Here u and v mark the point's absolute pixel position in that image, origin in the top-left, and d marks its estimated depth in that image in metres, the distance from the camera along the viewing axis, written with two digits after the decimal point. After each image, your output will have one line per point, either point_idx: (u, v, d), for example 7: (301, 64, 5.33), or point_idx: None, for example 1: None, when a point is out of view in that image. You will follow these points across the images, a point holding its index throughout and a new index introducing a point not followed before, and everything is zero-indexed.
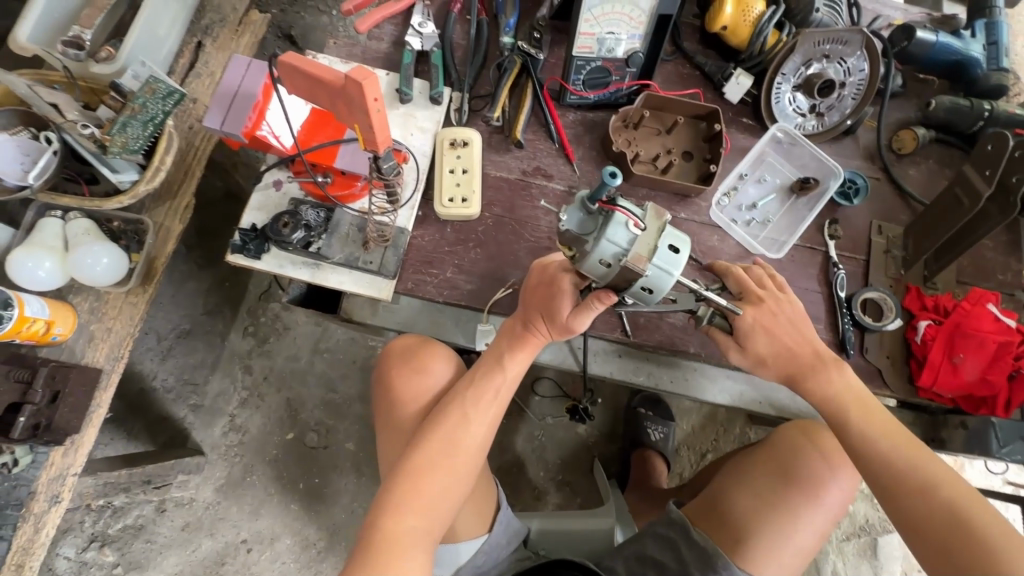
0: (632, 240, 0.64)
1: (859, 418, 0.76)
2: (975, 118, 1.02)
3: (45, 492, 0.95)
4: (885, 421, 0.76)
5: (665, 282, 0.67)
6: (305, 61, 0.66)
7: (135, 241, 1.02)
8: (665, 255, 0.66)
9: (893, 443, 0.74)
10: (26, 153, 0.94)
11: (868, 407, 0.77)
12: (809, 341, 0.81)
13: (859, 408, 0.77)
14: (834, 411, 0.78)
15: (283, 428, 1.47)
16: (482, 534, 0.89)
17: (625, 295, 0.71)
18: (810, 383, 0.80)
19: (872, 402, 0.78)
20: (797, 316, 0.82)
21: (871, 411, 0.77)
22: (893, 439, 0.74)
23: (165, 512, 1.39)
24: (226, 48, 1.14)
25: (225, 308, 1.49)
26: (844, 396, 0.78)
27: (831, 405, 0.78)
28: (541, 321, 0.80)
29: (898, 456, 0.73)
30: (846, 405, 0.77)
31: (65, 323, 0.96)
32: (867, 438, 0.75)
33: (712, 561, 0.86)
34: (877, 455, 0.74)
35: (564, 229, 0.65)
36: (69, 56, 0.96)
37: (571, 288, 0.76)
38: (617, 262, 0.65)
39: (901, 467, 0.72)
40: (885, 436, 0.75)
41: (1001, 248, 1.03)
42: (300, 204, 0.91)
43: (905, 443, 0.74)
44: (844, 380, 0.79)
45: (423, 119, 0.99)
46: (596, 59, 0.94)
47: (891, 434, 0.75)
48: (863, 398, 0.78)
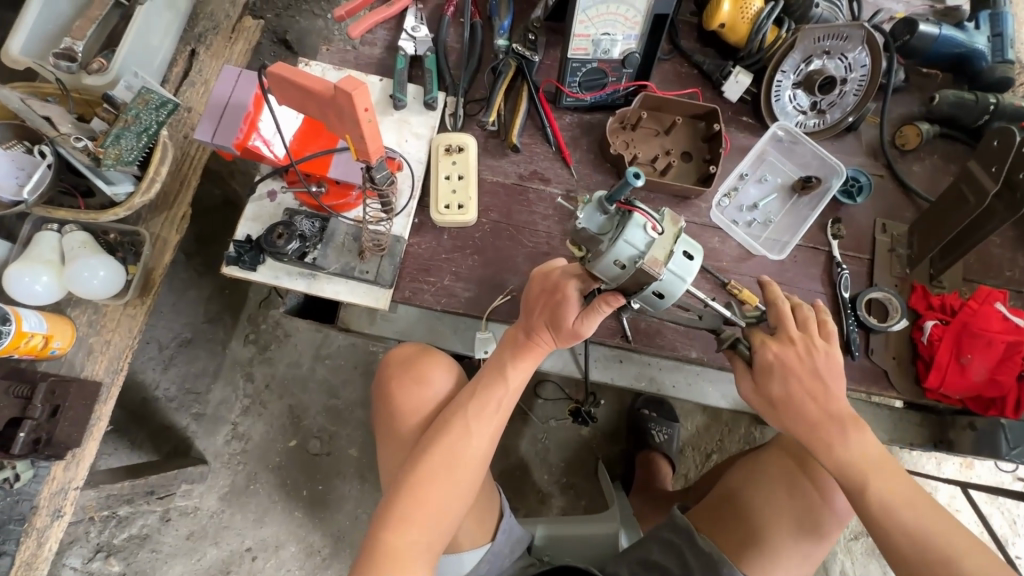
0: (649, 242, 0.63)
1: (879, 485, 0.73)
2: (981, 112, 1.00)
3: (48, 506, 0.94)
4: (905, 489, 0.73)
5: (677, 289, 0.66)
6: (295, 71, 0.65)
7: (132, 253, 1.02)
8: (681, 262, 0.66)
9: (914, 515, 0.72)
10: (21, 168, 0.93)
11: (888, 475, 0.74)
12: (833, 397, 0.77)
13: (880, 475, 0.74)
14: (854, 479, 0.74)
15: (286, 435, 1.47)
16: (484, 543, 0.88)
17: (634, 300, 0.70)
18: (830, 446, 0.76)
19: (892, 467, 0.74)
20: (832, 366, 0.77)
21: (892, 477, 0.74)
22: (914, 509, 0.72)
23: (170, 521, 1.39)
24: (220, 56, 1.14)
25: (226, 315, 1.48)
26: (863, 461, 0.74)
27: (853, 473, 0.74)
28: (544, 330, 0.80)
29: (919, 527, 0.71)
30: (867, 472, 0.74)
31: (63, 336, 0.96)
32: (890, 509, 0.72)
33: (717, 567, 0.85)
34: (901, 527, 0.72)
35: (581, 227, 0.64)
36: (61, 69, 0.94)
37: (576, 295, 0.75)
38: (631, 264, 0.63)
39: (924, 540, 0.70)
40: (906, 506, 0.72)
41: (1009, 244, 1.01)
42: (294, 214, 0.90)
43: (925, 512, 0.72)
44: (862, 445, 0.75)
45: (418, 124, 0.98)
46: (592, 60, 0.92)
47: (910, 505, 0.72)
48: (882, 463, 0.74)
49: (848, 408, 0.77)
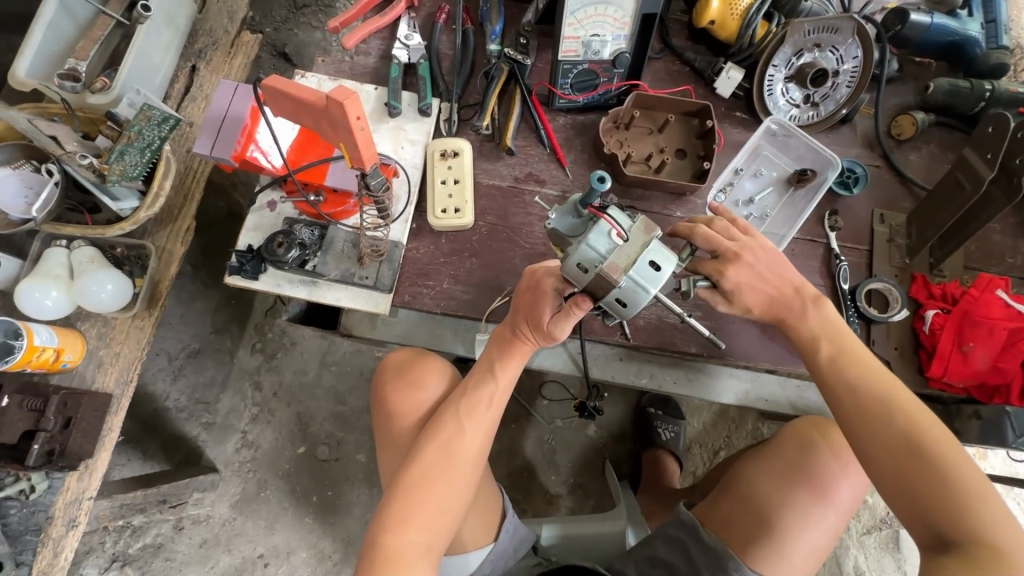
0: (612, 248, 0.63)
1: (829, 348, 0.77)
2: (976, 100, 1.00)
3: (63, 516, 0.97)
4: (856, 355, 0.76)
5: (640, 298, 0.64)
6: (287, 83, 0.67)
7: (139, 266, 1.04)
8: (644, 270, 0.63)
9: (860, 373, 0.74)
10: (29, 186, 0.96)
11: (841, 341, 0.77)
12: (788, 279, 0.81)
13: (833, 341, 0.78)
14: (808, 343, 0.79)
15: (294, 442, 1.48)
16: (488, 543, 0.88)
17: (601, 305, 0.69)
18: (792, 322, 0.81)
19: (847, 335, 0.78)
20: (771, 254, 0.81)
21: (845, 343, 0.77)
22: (862, 369, 0.74)
23: (183, 529, 1.41)
24: (220, 70, 1.16)
25: (233, 325, 1.50)
26: (818, 330, 0.79)
27: (809, 341, 0.79)
28: (528, 328, 0.80)
29: (865, 385, 0.73)
30: (820, 337, 0.78)
31: (74, 350, 0.98)
32: (837, 368, 0.75)
33: (723, 563, 0.84)
34: (844, 385, 0.74)
35: (551, 226, 0.72)
36: (66, 89, 0.96)
37: (552, 293, 0.75)
38: (592, 268, 0.64)
39: (866, 397, 0.72)
40: (853, 366, 0.75)
41: (1010, 231, 1.00)
42: (294, 222, 0.92)
43: (874, 374, 0.73)
44: (821, 316, 0.79)
45: (413, 131, 0.99)
46: (583, 62, 0.93)
47: (859, 366, 0.75)
48: (838, 331, 0.78)
49: (811, 288, 0.82)
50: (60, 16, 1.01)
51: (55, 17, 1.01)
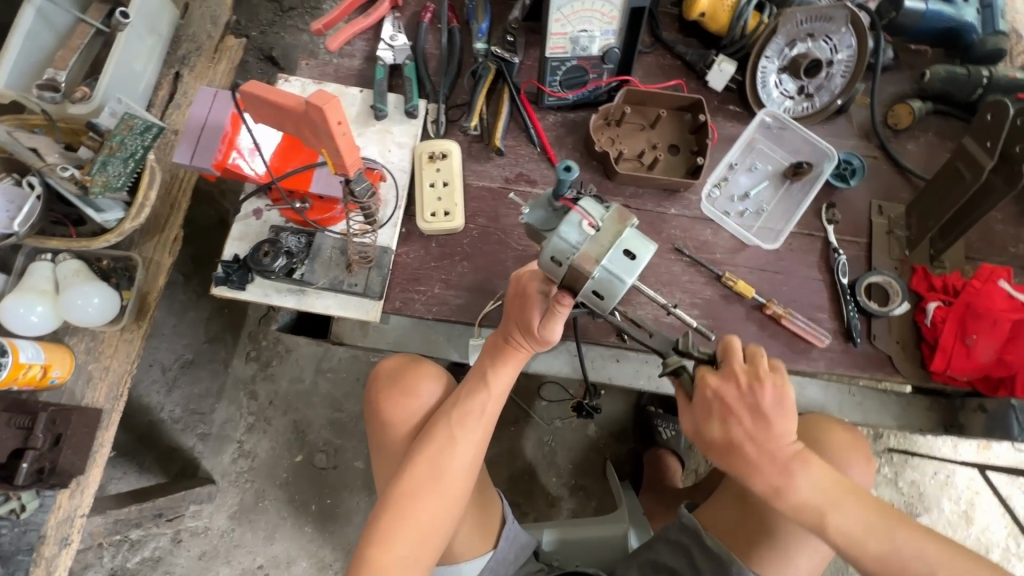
0: (583, 239, 0.60)
1: (839, 517, 0.68)
2: (973, 86, 0.98)
3: (55, 535, 0.95)
4: (869, 516, 0.68)
5: (616, 288, 0.60)
6: (267, 88, 0.65)
7: (125, 278, 1.02)
8: (618, 259, 0.59)
9: (884, 542, 0.67)
10: (12, 201, 0.93)
11: (843, 506, 0.69)
12: (779, 430, 0.70)
13: (836, 510, 0.69)
14: (812, 518, 0.69)
15: (292, 451, 1.46)
16: (484, 552, 0.87)
17: (581, 300, 0.65)
18: (784, 485, 0.70)
19: (845, 494, 0.70)
20: (780, 403, 0.70)
21: (846, 506, 0.69)
22: (878, 534, 0.67)
23: (181, 541, 1.39)
24: (204, 76, 1.13)
25: (227, 334, 1.48)
26: (817, 498, 0.69)
27: (811, 513, 0.69)
28: (520, 335, 0.78)
29: (891, 549, 0.67)
30: (822, 508, 0.69)
31: (62, 365, 0.96)
32: (857, 541, 0.68)
33: (725, 565, 0.83)
34: (873, 555, 0.67)
35: (526, 223, 0.70)
36: (45, 100, 0.95)
37: (539, 296, 0.74)
38: (565, 261, 0.61)
39: (897, 562, 0.67)
40: (871, 533, 0.68)
41: (1011, 220, 0.98)
42: (280, 230, 0.90)
43: (897, 535, 0.67)
44: (812, 480, 0.70)
45: (400, 134, 0.97)
46: (571, 58, 0.91)
47: (873, 529, 0.68)
48: (834, 492, 0.70)
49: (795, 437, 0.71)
50: (38, 25, 0.99)
51: (33, 27, 0.99)
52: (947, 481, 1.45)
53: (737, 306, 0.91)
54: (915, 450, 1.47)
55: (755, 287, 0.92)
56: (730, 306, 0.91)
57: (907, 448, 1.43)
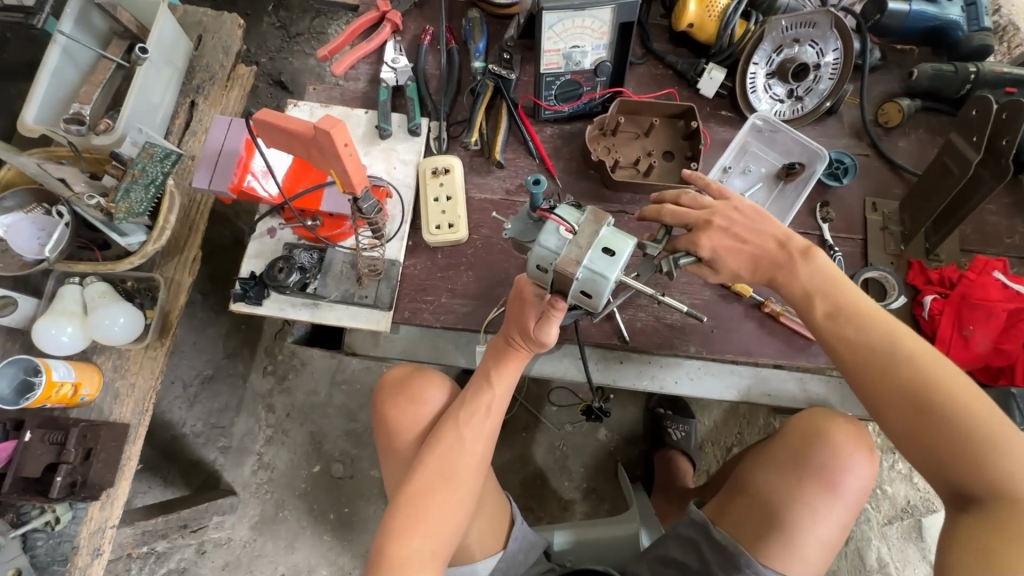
0: (562, 243, 0.64)
1: (825, 302, 0.76)
2: (961, 82, 0.99)
3: (87, 546, 1.00)
4: (856, 306, 0.75)
5: (601, 286, 0.63)
6: (277, 116, 0.69)
7: (149, 298, 1.07)
8: (598, 257, 0.62)
9: (859, 332, 0.73)
10: (42, 229, 1.00)
11: (837, 294, 0.76)
12: (771, 235, 0.80)
13: (827, 296, 0.77)
14: (804, 302, 0.78)
15: (309, 461, 1.50)
16: (497, 551, 0.89)
17: (572, 301, 0.68)
18: (783, 280, 0.79)
19: (842, 284, 0.77)
20: (757, 213, 0.81)
21: (840, 294, 0.76)
22: (860, 322, 0.74)
23: (205, 552, 1.43)
24: (218, 103, 1.19)
25: (244, 349, 1.53)
26: (814, 284, 0.77)
27: (802, 297, 0.78)
28: (519, 336, 0.82)
29: (868, 340, 0.73)
30: (813, 291, 0.77)
31: (91, 383, 1.01)
32: (835, 323, 0.75)
33: (734, 559, 0.84)
34: (847, 341, 0.74)
35: (508, 235, 0.76)
36: (72, 133, 1.01)
37: (534, 299, 0.78)
38: (549, 266, 0.65)
39: (868, 354, 0.72)
40: (853, 321, 0.74)
41: (1005, 211, 0.99)
42: (294, 247, 0.95)
43: (873, 326, 0.73)
44: (813, 269, 0.78)
45: (405, 151, 1.02)
46: (565, 73, 0.95)
47: (858, 318, 0.74)
48: (832, 283, 0.77)
49: (799, 240, 0.80)
50: (64, 63, 1.06)
51: (58, 64, 1.05)
52: None
53: (734, 305, 0.94)
54: None
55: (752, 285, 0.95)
56: (728, 306, 0.95)
57: None
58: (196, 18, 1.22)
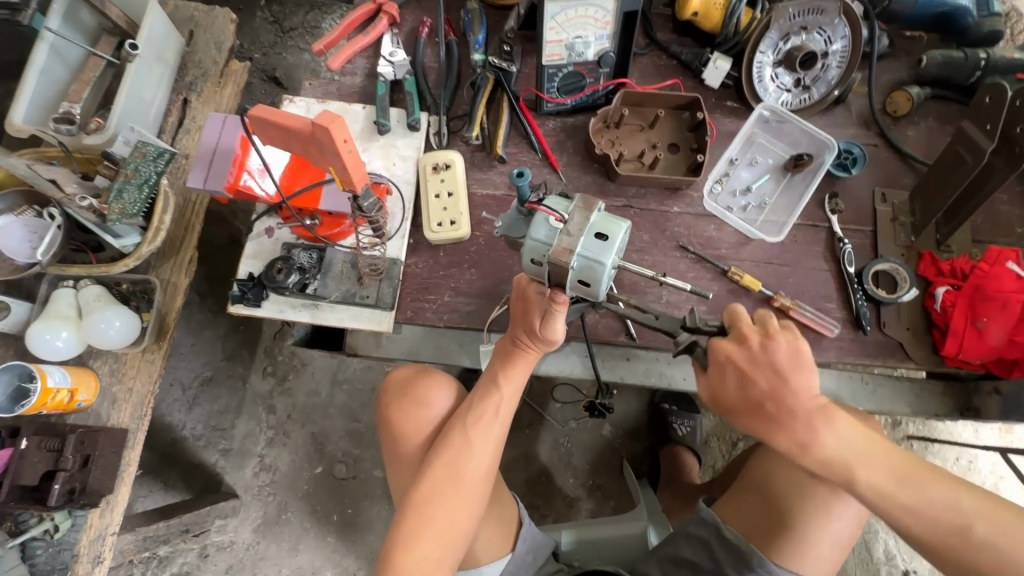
0: (553, 233, 0.62)
1: (867, 471, 0.66)
2: (971, 69, 0.98)
3: (87, 554, 0.97)
4: (901, 466, 0.66)
5: (598, 273, 0.60)
6: (274, 111, 0.67)
7: (145, 301, 1.03)
8: (592, 244, 0.60)
9: (916, 497, 0.64)
10: (33, 231, 0.97)
11: (873, 459, 0.66)
12: (797, 390, 0.68)
13: (866, 465, 0.66)
14: (840, 473, 0.67)
15: (311, 462, 1.49)
16: (505, 554, 0.87)
17: (573, 294, 0.66)
18: (806, 446, 0.68)
19: (879, 448, 0.67)
20: (797, 359, 0.69)
21: (876, 456, 0.66)
22: (913, 487, 0.64)
23: (208, 556, 1.42)
24: (212, 101, 1.16)
25: (243, 350, 1.51)
26: (845, 452, 0.67)
27: (838, 469, 0.67)
28: (526, 337, 0.80)
29: (929, 506, 0.63)
30: (850, 461, 0.66)
31: (87, 388, 0.99)
32: (887, 493, 0.65)
33: (747, 560, 0.83)
34: (910, 510, 0.64)
35: (499, 233, 0.73)
36: (62, 132, 1.00)
37: (537, 298, 0.75)
38: (543, 259, 0.64)
39: (937, 522, 0.63)
40: (902, 486, 0.65)
41: (1017, 200, 0.98)
42: (292, 247, 0.92)
43: (927, 485, 0.64)
44: (837, 434, 0.67)
45: (404, 147, 0.99)
46: (567, 65, 0.93)
47: (903, 481, 0.65)
48: (866, 447, 0.67)
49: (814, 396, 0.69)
50: (52, 61, 1.03)
51: (47, 62, 1.02)
52: (969, 465, 1.41)
53: (744, 299, 0.92)
54: (935, 436, 1.44)
55: (762, 280, 0.93)
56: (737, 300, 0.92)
57: (927, 432, 1.42)
58: (188, 13, 1.19)
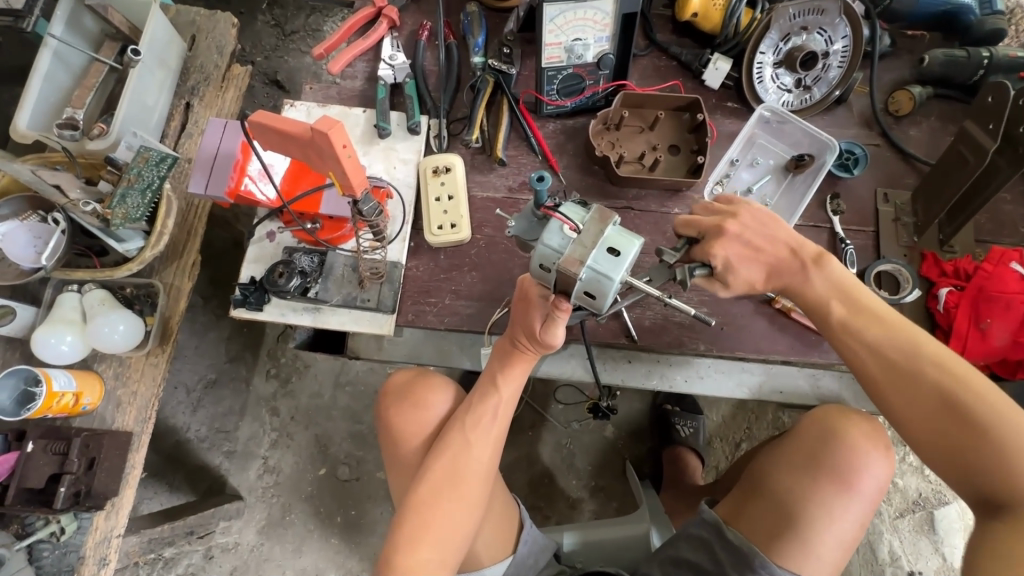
0: (566, 242, 0.62)
1: (839, 307, 0.76)
2: (974, 68, 0.97)
3: (93, 556, 0.98)
4: (871, 311, 0.75)
5: (606, 287, 0.60)
6: (274, 117, 0.67)
7: (148, 305, 1.05)
8: (603, 258, 0.60)
9: (878, 334, 0.73)
10: (38, 236, 0.97)
11: (852, 298, 0.76)
12: (784, 241, 0.78)
13: (843, 302, 0.76)
14: (817, 307, 0.77)
15: (315, 464, 1.49)
16: (506, 557, 0.88)
17: (577, 304, 0.66)
18: (796, 288, 0.79)
19: (859, 293, 0.76)
20: (773, 219, 0.80)
21: (855, 298, 0.76)
22: (878, 326, 0.73)
23: (213, 558, 1.43)
24: (214, 105, 1.16)
25: (247, 352, 1.52)
26: (827, 289, 0.77)
27: (817, 304, 0.77)
28: (525, 339, 0.80)
29: (889, 345, 0.72)
30: (829, 298, 0.77)
31: (92, 392, 0.99)
32: (853, 326, 0.74)
33: (749, 562, 0.83)
34: (869, 345, 0.73)
35: (512, 234, 0.75)
36: (66, 138, 1.01)
37: (538, 299, 0.76)
38: (552, 266, 0.63)
39: (892, 360, 0.72)
40: (869, 324, 0.74)
41: (1020, 200, 0.97)
42: (293, 251, 0.93)
43: (893, 329, 0.73)
44: (826, 275, 0.77)
45: (404, 150, 1.00)
46: (567, 67, 0.93)
47: (872, 320, 0.74)
48: (848, 288, 0.76)
49: (810, 246, 0.79)
50: (55, 67, 1.04)
51: (50, 68, 1.03)
52: None
53: (745, 301, 0.92)
54: None
55: None
56: (738, 302, 0.93)
57: None
58: (189, 18, 1.19)
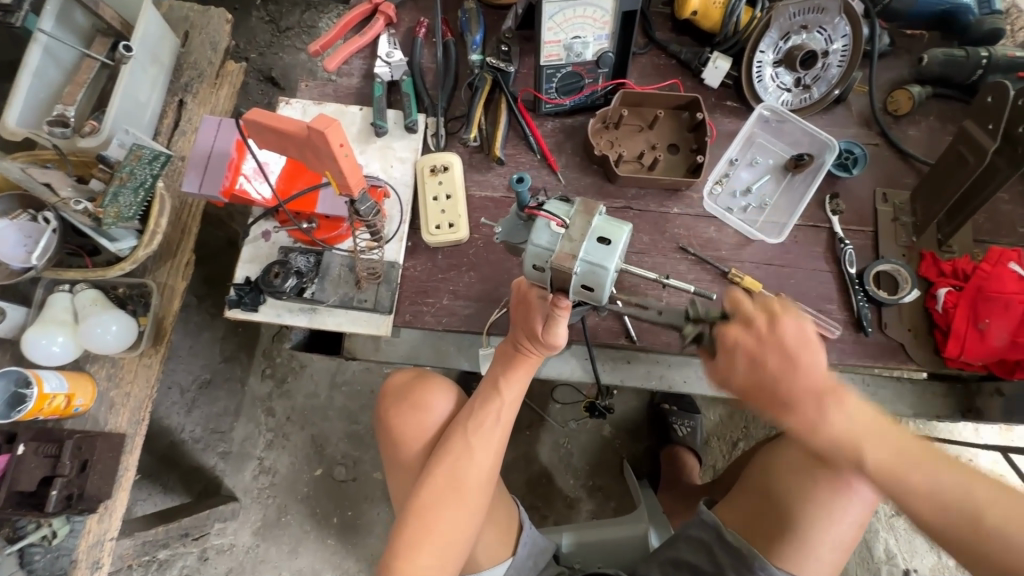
0: (555, 239, 0.62)
1: (874, 450, 0.62)
2: (973, 67, 0.97)
3: (86, 559, 0.97)
4: (910, 447, 0.63)
5: (601, 277, 0.60)
6: (268, 115, 0.66)
7: (141, 305, 1.02)
8: (594, 247, 0.59)
9: (924, 479, 0.61)
10: (28, 236, 0.96)
11: (883, 436, 0.63)
12: (807, 368, 0.64)
13: (875, 441, 0.63)
14: (847, 451, 0.63)
15: (311, 465, 1.48)
16: (506, 558, 0.87)
17: (576, 299, 0.66)
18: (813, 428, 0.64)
19: (888, 430, 0.63)
20: (802, 337, 0.64)
21: (886, 435, 0.63)
22: (920, 467, 0.62)
23: (208, 559, 1.42)
24: (208, 102, 1.15)
25: (241, 352, 1.51)
26: (851, 430, 0.63)
27: (848, 449, 0.63)
28: (528, 342, 0.79)
29: (941, 488, 0.61)
30: (859, 439, 0.63)
31: (84, 393, 0.98)
32: (894, 472, 0.62)
33: (749, 563, 0.82)
34: (920, 493, 0.61)
35: (499, 238, 0.75)
36: (56, 135, 0.99)
37: (539, 302, 0.75)
38: (545, 265, 0.63)
39: (948, 503, 0.61)
40: (914, 466, 0.62)
41: (1018, 200, 0.97)
42: (289, 251, 0.92)
43: (938, 468, 0.62)
44: (846, 413, 0.63)
45: (401, 149, 0.99)
46: (566, 65, 0.92)
47: (912, 458, 0.62)
48: (877, 425, 0.63)
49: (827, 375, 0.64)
50: (46, 63, 1.02)
51: (40, 65, 1.01)
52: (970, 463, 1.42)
53: None
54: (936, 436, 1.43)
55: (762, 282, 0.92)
56: None
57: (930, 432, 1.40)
58: (182, 14, 1.18)
